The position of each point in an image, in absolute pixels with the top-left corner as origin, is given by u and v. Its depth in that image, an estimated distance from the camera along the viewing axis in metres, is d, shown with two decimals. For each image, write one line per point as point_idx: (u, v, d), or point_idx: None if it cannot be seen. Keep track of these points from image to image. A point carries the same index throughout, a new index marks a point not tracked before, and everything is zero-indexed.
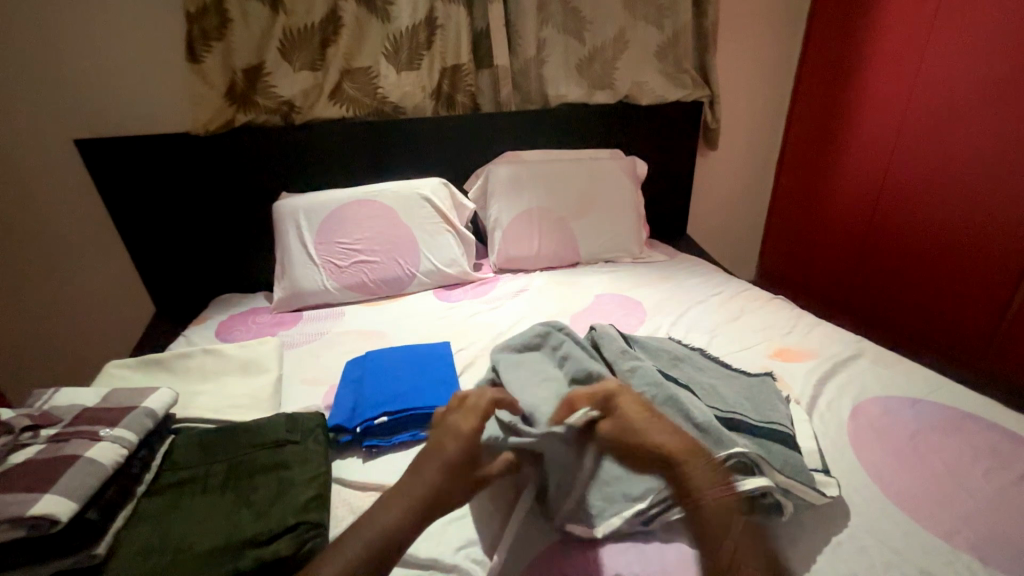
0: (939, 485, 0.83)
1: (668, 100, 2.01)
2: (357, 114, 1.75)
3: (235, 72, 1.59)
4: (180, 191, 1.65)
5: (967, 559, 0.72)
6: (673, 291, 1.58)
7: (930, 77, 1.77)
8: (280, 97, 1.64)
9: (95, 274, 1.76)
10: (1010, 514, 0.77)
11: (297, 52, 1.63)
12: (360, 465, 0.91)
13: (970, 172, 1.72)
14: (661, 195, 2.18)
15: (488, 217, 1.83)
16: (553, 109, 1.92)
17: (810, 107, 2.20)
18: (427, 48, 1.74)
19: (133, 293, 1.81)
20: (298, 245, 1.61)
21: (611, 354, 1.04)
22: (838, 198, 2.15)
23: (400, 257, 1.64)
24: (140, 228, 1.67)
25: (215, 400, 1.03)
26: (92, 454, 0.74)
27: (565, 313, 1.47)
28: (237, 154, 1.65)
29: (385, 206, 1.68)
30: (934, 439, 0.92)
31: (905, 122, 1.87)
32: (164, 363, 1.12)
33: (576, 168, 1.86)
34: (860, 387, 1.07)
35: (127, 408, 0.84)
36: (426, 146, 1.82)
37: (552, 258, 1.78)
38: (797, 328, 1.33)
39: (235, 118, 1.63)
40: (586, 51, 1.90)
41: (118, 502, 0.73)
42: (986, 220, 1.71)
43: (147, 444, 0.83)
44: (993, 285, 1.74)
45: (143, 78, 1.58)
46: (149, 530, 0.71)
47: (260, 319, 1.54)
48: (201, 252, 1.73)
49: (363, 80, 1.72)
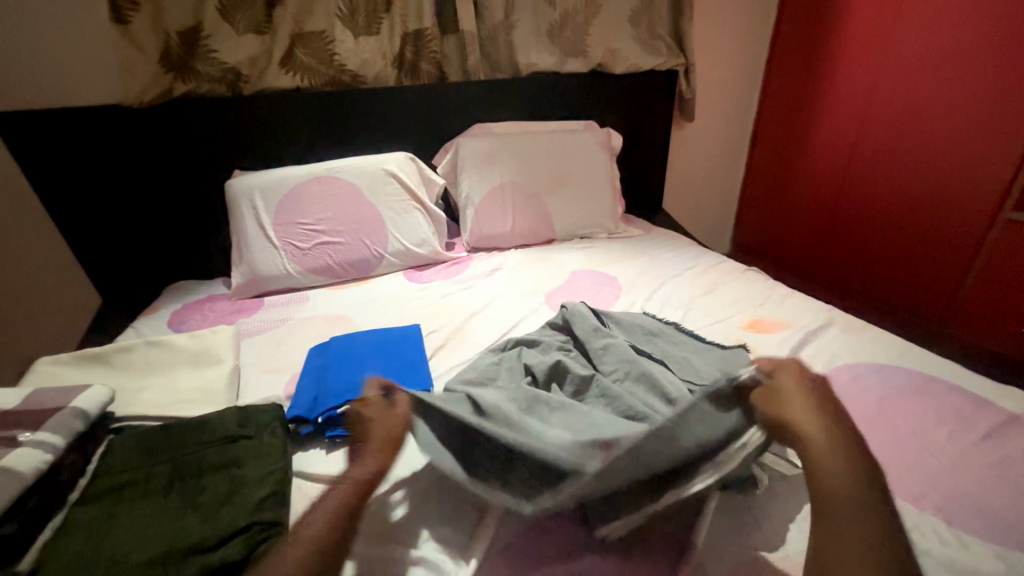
0: (906, 449, 0.84)
1: (642, 68, 1.94)
2: (312, 84, 1.62)
3: (169, 35, 1.44)
4: (117, 170, 1.50)
5: (934, 522, 0.72)
6: (649, 266, 1.56)
7: (901, 42, 1.75)
8: (224, 64, 1.51)
9: (30, 262, 1.62)
10: (972, 475, 0.79)
11: (240, 14, 1.49)
12: (322, 457, 0.86)
13: (937, 141, 1.73)
14: (637, 168, 2.14)
15: (459, 194, 1.76)
16: (524, 77, 1.83)
17: (784, 73, 2.15)
18: (386, 10, 1.62)
19: (75, 281, 1.68)
20: (254, 226, 1.50)
21: (583, 333, 1.01)
22: (809, 168, 2.15)
23: (366, 237, 1.56)
24: (75, 212, 1.52)
25: (162, 395, 0.95)
26: (9, 462, 0.66)
27: (540, 291, 1.42)
28: (178, 127, 1.51)
29: (349, 183, 1.59)
30: (902, 404, 0.93)
31: (876, 89, 1.85)
32: (103, 358, 1.03)
33: (550, 140, 1.79)
34: (831, 355, 1.07)
35: (53, 409, 0.77)
36: (389, 117, 1.71)
37: (527, 235, 1.73)
38: (771, 299, 1.33)
39: (173, 88, 1.50)
40: (557, 15, 1.80)
41: (46, 512, 0.67)
42: (952, 190, 1.73)
43: (79, 448, 0.76)
44: (955, 253, 1.78)
45: (63, 42, 1.41)
46: (80, 540, 0.65)
47: (217, 306, 1.44)
48: (148, 236, 1.60)
49: (316, 46, 1.59)
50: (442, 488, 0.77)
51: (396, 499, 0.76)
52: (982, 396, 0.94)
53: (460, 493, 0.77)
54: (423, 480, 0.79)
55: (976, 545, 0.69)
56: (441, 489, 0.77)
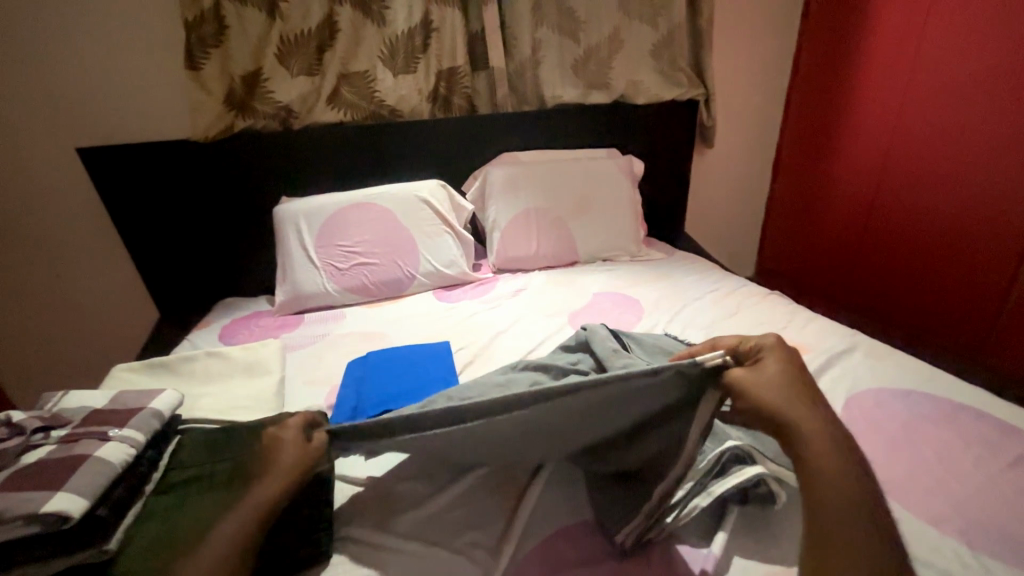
0: (930, 473, 0.84)
1: (662, 98, 2.03)
2: (355, 118, 1.77)
3: (233, 78, 1.61)
4: (181, 197, 1.67)
5: (957, 545, 0.73)
6: (670, 288, 1.60)
7: (926, 70, 1.78)
8: (278, 102, 1.67)
9: (100, 280, 1.79)
10: (1000, 501, 0.79)
11: (294, 58, 1.66)
12: (362, 463, 0.92)
13: (966, 168, 1.74)
14: (659, 193, 2.19)
15: (486, 218, 1.85)
16: (549, 109, 1.94)
17: (806, 101, 2.21)
18: (423, 51, 1.77)
19: (139, 297, 1.84)
20: (298, 248, 1.63)
21: (603, 353, 1.03)
22: (834, 192, 2.16)
23: (400, 259, 1.66)
24: (143, 235, 1.69)
25: (219, 401, 1.05)
26: (102, 453, 0.77)
27: (563, 312, 1.48)
28: (237, 159, 1.67)
29: (385, 208, 1.70)
30: (926, 429, 0.93)
31: (902, 115, 1.88)
32: (169, 366, 1.15)
33: (573, 168, 1.87)
34: (854, 380, 1.08)
35: (134, 410, 0.87)
36: (423, 147, 1.84)
37: (551, 258, 1.80)
38: (793, 322, 1.35)
39: (234, 124, 1.66)
40: (580, 51, 1.92)
41: (128, 499, 0.76)
42: (983, 215, 1.73)
43: (154, 445, 0.86)
44: (988, 279, 1.76)
45: (144, 86, 1.61)
46: (156, 525, 0.74)
47: (263, 321, 1.56)
48: (204, 257, 1.75)
49: (360, 84, 1.74)
50: (472, 494, 0.83)
51: (428, 504, 0.82)
52: (1011, 424, 0.94)
53: (487, 501, 0.82)
54: (452, 488, 0.84)
55: (1000, 569, 0.69)
56: (469, 497, 0.83)
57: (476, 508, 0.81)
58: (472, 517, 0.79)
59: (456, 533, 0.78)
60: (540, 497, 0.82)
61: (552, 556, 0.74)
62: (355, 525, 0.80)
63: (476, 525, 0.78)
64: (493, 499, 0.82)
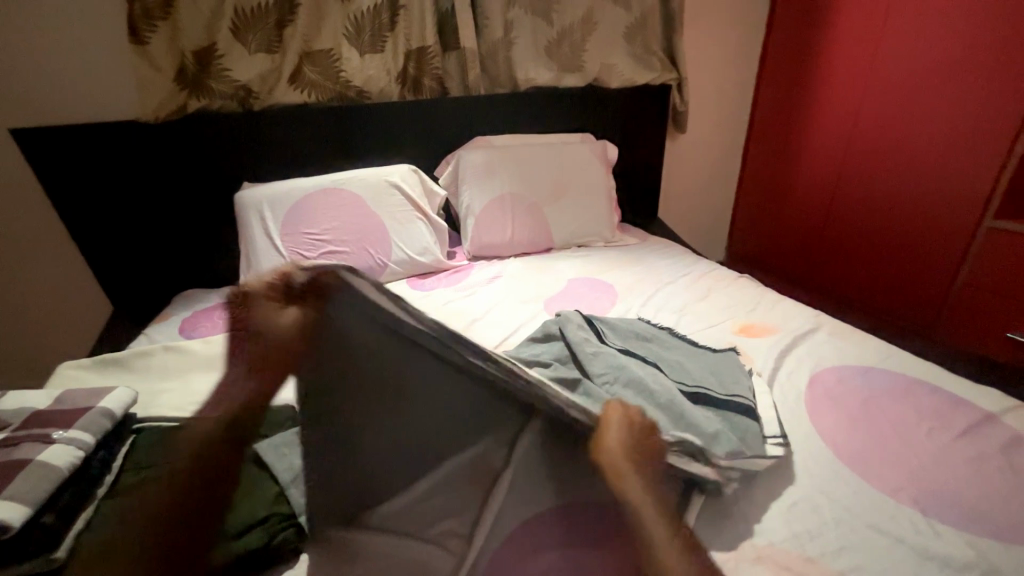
0: (886, 445, 0.89)
1: (636, 83, 2.02)
2: (320, 100, 1.69)
3: (184, 54, 1.51)
4: (131, 184, 1.56)
5: (910, 512, 0.77)
6: (644, 272, 1.62)
7: (886, 59, 1.83)
8: (235, 81, 1.57)
9: (46, 272, 1.67)
10: (949, 469, 0.83)
11: (252, 33, 1.56)
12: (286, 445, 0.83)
13: (920, 154, 1.81)
14: (633, 178, 2.20)
15: (460, 204, 1.82)
16: (523, 92, 1.91)
17: (775, 88, 2.24)
18: (390, 29, 1.69)
19: (93, 290, 1.74)
20: (262, 236, 1.55)
21: (574, 339, 1.03)
22: (800, 177, 2.22)
23: (370, 246, 1.61)
24: (89, 223, 1.57)
25: (179, 398, 1.00)
26: (44, 457, 0.72)
27: (539, 298, 1.48)
28: (191, 140, 1.57)
29: (354, 194, 1.64)
30: (883, 404, 0.98)
31: (864, 102, 1.93)
32: (123, 362, 1.08)
33: (547, 153, 1.85)
34: (818, 359, 1.12)
35: (82, 410, 0.83)
36: (393, 131, 1.78)
37: (526, 245, 1.78)
38: (761, 304, 1.39)
39: (186, 105, 1.56)
40: (554, 32, 1.88)
41: (78, 505, 0.72)
42: (935, 201, 1.81)
43: (106, 446, 0.82)
44: (938, 263, 1.85)
45: (85, 62, 1.48)
46: (111, 530, 0.70)
47: (227, 313, 1.49)
48: (160, 245, 1.65)
49: (324, 63, 1.66)
50: (336, 371, 0.80)
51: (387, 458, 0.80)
52: (959, 396, 0.99)
53: (468, 490, 0.79)
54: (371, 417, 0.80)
55: (947, 533, 0.74)
56: (449, 484, 0.80)
57: (396, 394, 0.82)
58: (391, 392, 0.82)
59: (442, 435, 0.83)
60: (347, 312, 0.82)
61: (472, 376, 0.84)
62: (297, 467, 0.80)
63: (413, 387, 0.83)
64: (358, 359, 0.81)
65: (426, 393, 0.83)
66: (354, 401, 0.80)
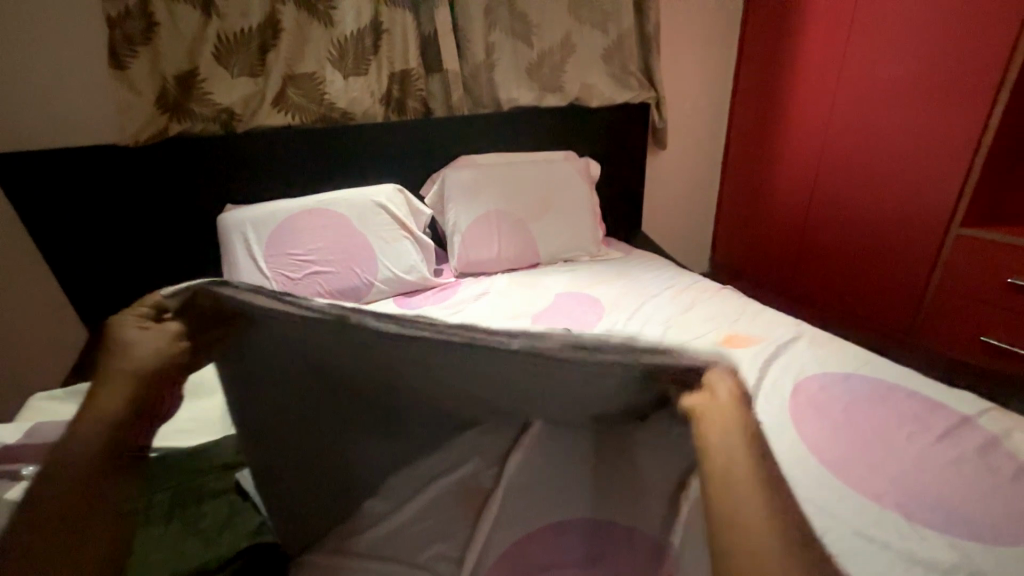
0: (870, 451, 0.90)
1: (615, 102, 2.08)
2: (304, 122, 1.70)
3: (166, 78, 1.50)
4: (107, 207, 1.53)
5: (895, 517, 0.78)
6: (629, 285, 1.64)
7: (851, 78, 1.93)
8: (218, 105, 1.57)
9: (17, 299, 1.62)
10: (930, 472, 0.85)
11: (235, 58, 1.57)
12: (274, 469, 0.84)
13: (888, 167, 1.90)
14: (615, 193, 2.24)
15: (446, 222, 1.83)
16: (505, 111, 1.95)
17: (748, 105, 2.33)
18: (373, 53, 1.72)
19: (66, 318, 1.68)
20: (246, 258, 1.53)
21: None
22: (775, 189, 2.29)
23: (356, 265, 1.60)
24: (63, 248, 1.53)
25: None
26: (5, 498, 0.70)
27: (527, 314, 1.48)
28: (171, 163, 1.56)
29: (339, 214, 1.64)
30: (864, 409, 1.00)
31: (831, 117, 2.02)
32: None
33: (531, 170, 1.88)
34: (800, 367, 1.14)
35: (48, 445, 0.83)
36: (377, 151, 1.79)
37: (512, 261, 1.79)
38: (744, 315, 1.41)
39: (168, 128, 1.55)
40: (534, 54, 1.93)
41: None
42: (904, 210, 1.88)
43: None
44: (909, 271, 1.92)
45: (64, 87, 1.47)
46: None
47: None
48: (137, 269, 1.62)
49: (308, 86, 1.68)
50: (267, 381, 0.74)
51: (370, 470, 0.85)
52: (935, 399, 1.02)
53: (454, 508, 0.80)
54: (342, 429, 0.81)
55: (931, 537, 0.75)
56: (436, 505, 0.81)
57: (370, 406, 0.82)
58: (361, 401, 0.81)
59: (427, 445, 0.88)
60: (246, 326, 0.69)
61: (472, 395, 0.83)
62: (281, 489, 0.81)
63: (373, 396, 0.80)
64: (275, 367, 0.74)
65: (393, 408, 0.82)
66: (321, 417, 0.80)
